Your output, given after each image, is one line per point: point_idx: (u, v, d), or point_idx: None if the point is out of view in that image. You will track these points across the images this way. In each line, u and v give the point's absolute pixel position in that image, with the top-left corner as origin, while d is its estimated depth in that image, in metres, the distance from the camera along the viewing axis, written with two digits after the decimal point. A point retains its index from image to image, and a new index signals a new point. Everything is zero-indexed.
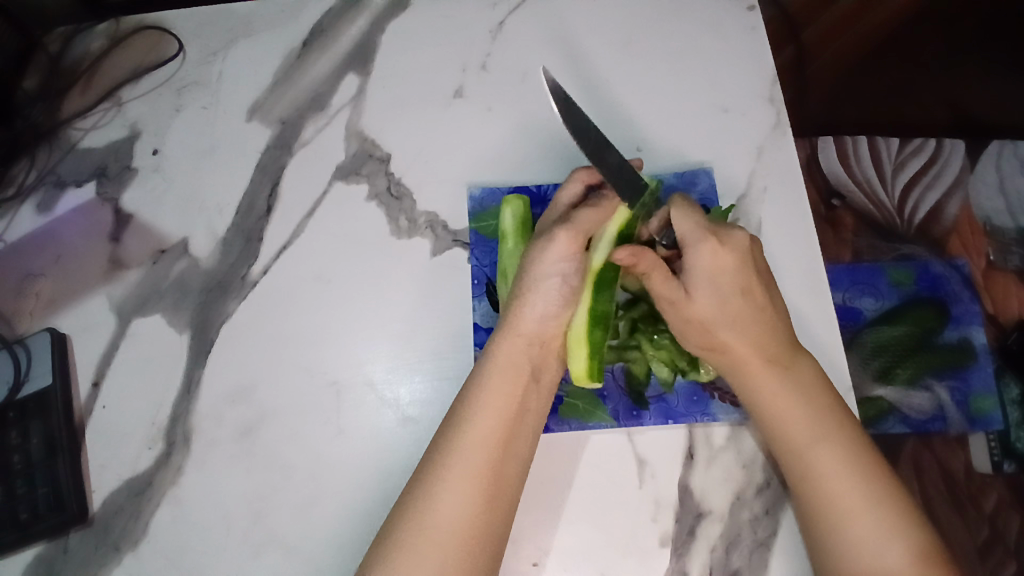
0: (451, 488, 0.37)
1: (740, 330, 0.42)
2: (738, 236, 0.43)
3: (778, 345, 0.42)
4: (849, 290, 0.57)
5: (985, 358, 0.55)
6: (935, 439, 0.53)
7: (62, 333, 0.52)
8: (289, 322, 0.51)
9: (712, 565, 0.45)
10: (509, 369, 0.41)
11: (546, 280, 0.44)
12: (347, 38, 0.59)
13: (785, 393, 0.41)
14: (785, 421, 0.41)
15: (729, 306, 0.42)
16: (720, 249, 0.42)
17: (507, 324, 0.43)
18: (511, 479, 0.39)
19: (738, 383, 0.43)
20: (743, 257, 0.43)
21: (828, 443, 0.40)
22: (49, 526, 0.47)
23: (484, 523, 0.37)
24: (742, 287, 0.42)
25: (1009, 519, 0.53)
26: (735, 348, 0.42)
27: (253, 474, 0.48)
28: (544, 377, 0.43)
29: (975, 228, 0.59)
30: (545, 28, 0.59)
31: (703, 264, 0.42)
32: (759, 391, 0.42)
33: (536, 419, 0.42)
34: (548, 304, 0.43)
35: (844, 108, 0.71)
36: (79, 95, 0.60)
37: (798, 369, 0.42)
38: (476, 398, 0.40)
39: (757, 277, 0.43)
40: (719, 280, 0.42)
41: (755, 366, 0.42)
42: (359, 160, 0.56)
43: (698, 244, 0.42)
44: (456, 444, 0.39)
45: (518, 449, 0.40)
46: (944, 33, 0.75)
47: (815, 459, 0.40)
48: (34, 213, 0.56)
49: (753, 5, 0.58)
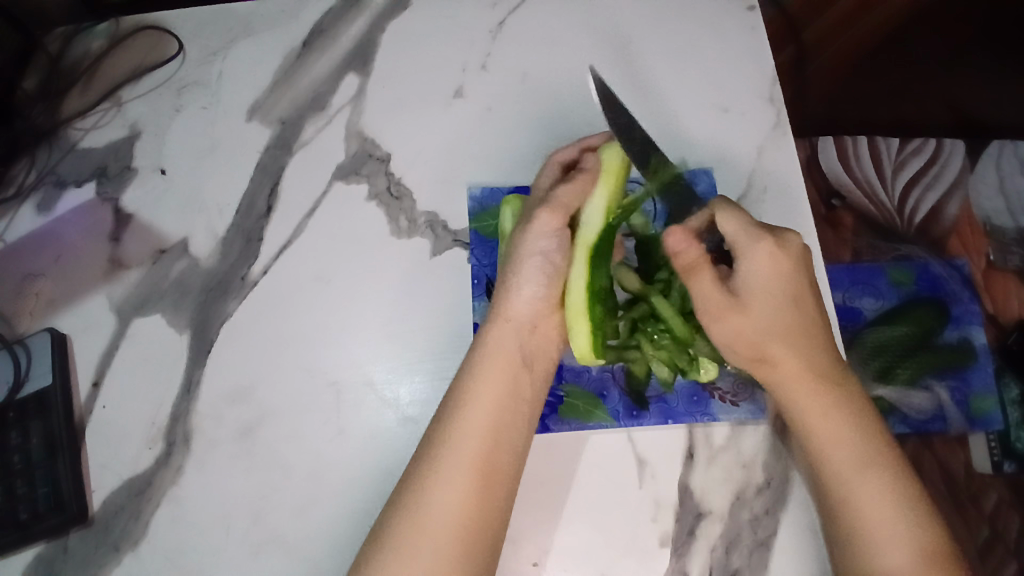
0: (443, 479, 0.37)
1: (789, 344, 0.42)
2: (792, 240, 0.43)
3: (827, 363, 0.42)
4: (849, 290, 0.56)
5: (985, 357, 0.55)
6: (935, 439, 0.53)
7: (62, 333, 0.52)
8: (289, 322, 0.51)
9: (712, 565, 0.45)
10: (499, 355, 0.42)
11: (529, 260, 0.44)
12: (347, 38, 0.59)
13: (831, 411, 0.41)
14: (829, 442, 0.41)
15: (780, 316, 0.42)
16: (778, 253, 0.43)
17: (495, 309, 0.44)
18: (504, 470, 0.39)
19: (782, 399, 0.43)
20: (797, 262, 0.43)
21: (873, 468, 0.40)
22: (48, 526, 0.47)
23: (478, 516, 0.37)
24: (793, 298, 0.43)
25: (1009, 518, 0.54)
26: (785, 362, 0.42)
27: (253, 474, 0.48)
28: (537, 364, 0.43)
29: (975, 228, 0.59)
30: (544, 28, 0.59)
31: (761, 269, 0.43)
32: (804, 409, 0.42)
33: (530, 409, 0.42)
34: (533, 284, 0.44)
35: (843, 108, 0.72)
36: (79, 95, 0.60)
37: (845, 388, 0.42)
38: (468, 389, 0.40)
39: (808, 288, 0.43)
40: (772, 289, 0.42)
41: (802, 384, 0.42)
42: (359, 160, 0.56)
43: (753, 246, 0.43)
44: (448, 436, 0.39)
45: (511, 439, 0.40)
46: (944, 32, 0.75)
47: (859, 480, 0.39)
48: (34, 212, 0.56)
49: (753, 5, 0.58)
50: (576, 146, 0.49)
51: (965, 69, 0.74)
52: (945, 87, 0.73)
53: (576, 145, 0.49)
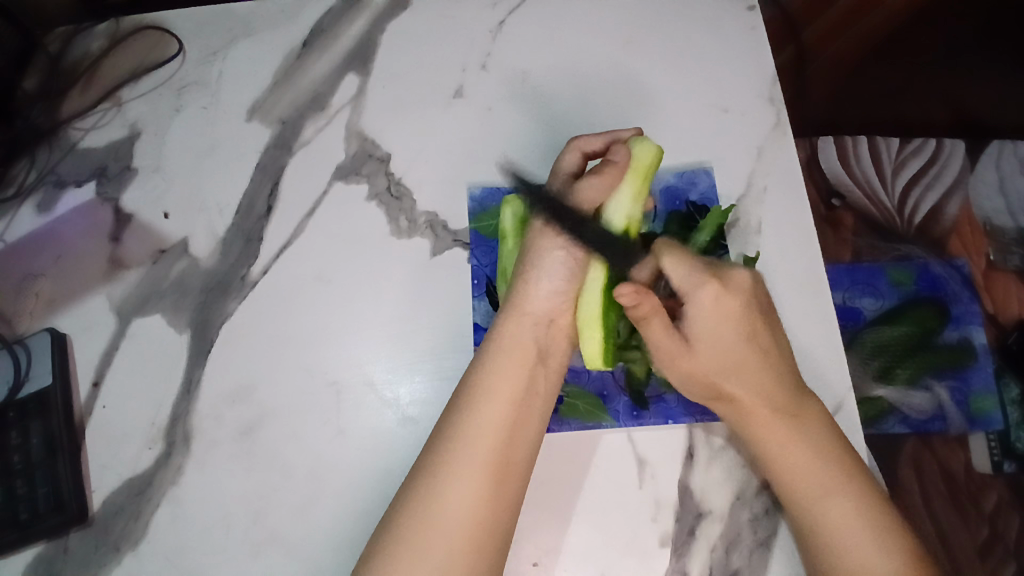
0: (455, 479, 0.37)
1: (743, 381, 0.42)
2: (738, 276, 0.43)
3: (785, 394, 0.42)
4: (849, 290, 0.57)
5: (985, 358, 0.55)
6: (935, 439, 0.53)
7: (62, 333, 0.52)
8: (289, 322, 0.51)
9: (712, 565, 0.45)
10: (515, 351, 0.42)
11: (550, 252, 0.44)
12: (347, 38, 0.59)
13: (792, 440, 0.41)
14: (797, 470, 0.41)
15: (731, 355, 0.42)
16: (722, 295, 0.42)
17: (513, 304, 0.44)
18: (517, 466, 0.39)
19: (744, 429, 0.43)
20: (745, 298, 0.43)
21: (840, 491, 0.40)
22: (49, 526, 0.47)
23: (490, 516, 0.37)
24: (744, 334, 0.42)
25: (1009, 519, 0.53)
26: (741, 398, 0.43)
27: (253, 474, 0.48)
28: (552, 360, 0.43)
29: (975, 228, 0.59)
30: (543, 29, 0.59)
31: (705, 312, 0.42)
32: (769, 440, 0.42)
33: (544, 407, 0.42)
34: (554, 279, 0.44)
35: (843, 108, 0.72)
36: (79, 95, 0.60)
37: (808, 414, 0.42)
38: (480, 386, 0.40)
39: (760, 319, 0.43)
40: (722, 326, 0.42)
41: (763, 417, 0.42)
42: (359, 160, 0.56)
43: (698, 290, 0.42)
44: (460, 435, 0.39)
45: (524, 437, 0.40)
46: (944, 31, 0.75)
47: (827, 505, 0.40)
48: (34, 213, 0.56)
49: (753, 5, 0.58)
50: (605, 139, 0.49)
51: (965, 69, 0.74)
52: (946, 86, 0.73)
53: (603, 138, 0.49)
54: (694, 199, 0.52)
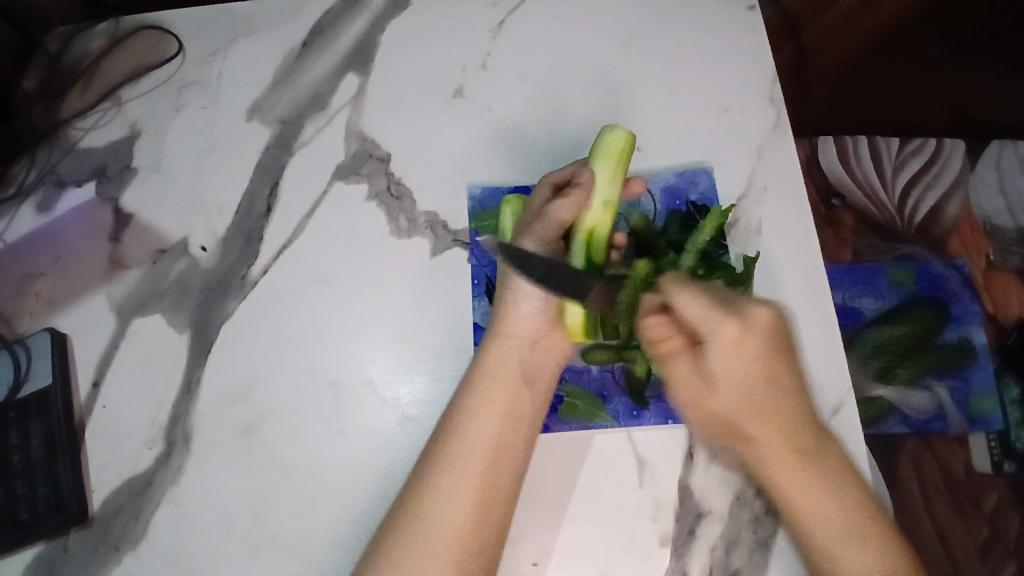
0: (439, 507, 0.39)
1: (763, 420, 0.42)
2: (760, 313, 0.42)
3: (807, 434, 0.41)
4: (849, 290, 0.57)
5: (985, 358, 0.55)
6: (935, 439, 0.53)
7: (62, 333, 0.52)
8: (288, 322, 0.51)
9: (712, 565, 0.45)
10: (501, 375, 0.44)
11: (527, 270, 0.47)
12: (346, 38, 0.59)
13: (809, 480, 0.40)
14: (816, 513, 0.40)
15: (752, 391, 0.42)
16: (744, 334, 0.41)
17: (496, 327, 0.46)
18: (501, 491, 0.41)
19: (764, 472, 0.42)
20: (767, 338, 0.42)
21: (863, 546, 0.38)
22: (49, 526, 0.47)
23: (474, 541, 0.39)
24: (766, 373, 0.42)
25: (1009, 519, 0.53)
26: (760, 435, 0.42)
27: (253, 474, 0.48)
28: (538, 381, 0.45)
29: (975, 228, 0.59)
30: (543, 29, 0.59)
31: (728, 351, 0.42)
32: (788, 484, 0.41)
33: (530, 428, 0.43)
34: (532, 298, 0.46)
35: (844, 107, 0.72)
36: (78, 95, 0.60)
37: (825, 456, 0.41)
38: (467, 411, 0.42)
39: (783, 357, 0.42)
40: (743, 362, 0.42)
41: (782, 456, 0.41)
42: (359, 160, 0.56)
43: (718, 330, 0.41)
44: (447, 461, 0.40)
45: (510, 458, 0.42)
46: (946, 29, 0.75)
47: (846, 560, 0.39)
48: (34, 212, 0.56)
49: (753, 5, 0.58)
50: (570, 166, 0.49)
51: (967, 68, 0.74)
52: (946, 86, 0.73)
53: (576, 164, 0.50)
54: (694, 199, 0.52)
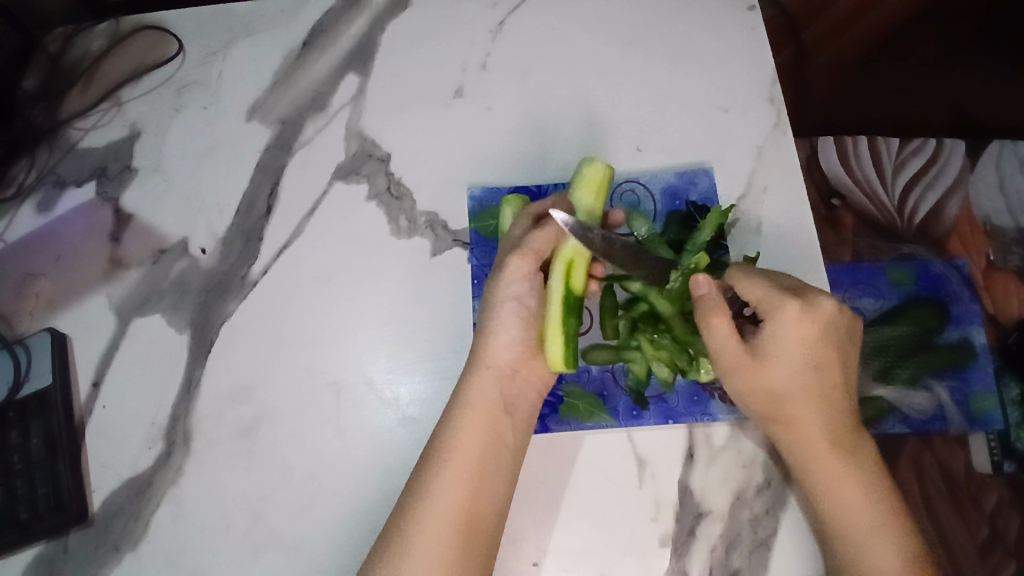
0: (426, 538, 0.40)
1: (806, 407, 0.42)
2: (823, 304, 0.41)
3: (846, 429, 0.42)
4: (849, 290, 0.57)
5: (985, 357, 0.55)
6: (935, 439, 0.53)
7: (62, 333, 0.52)
8: (288, 322, 0.51)
9: (712, 564, 0.45)
10: (480, 407, 0.44)
11: (504, 302, 0.45)
12: (346, 38, 0.59)
13: (841, 472, 0.42)
14: (846, 503, 0.42)
15: (800, 379, 0.42)
16: (804, 319, 0.41)
17: (476, 356, 0.45)
18: (486, 519, 0.42)
19: (797, 457, 0.43)
20: (826, 326, 0.41)
21: (886, 537, 0.41)
22: (49, 526, 0.47)
23: (460, 567, 0.40)
24: (815, 363, 0.42)
25: (1010, 519, 0.53)
26: (801, 420, 0.42)
27: (253, 473, 0.48)
28: (517, 409, 0.45)
29: (975, 228, 0.59)
30: (543, 29, 0.59)
31: (787, 332, 0.41)
32: (823, 471, 0.42)
33: (512, 455, 0.44)
34: (510, 329, 0.45)
35: (844, 107, 0.72)
36: (78, 95, 0.60)
37: (861, 451, 0.42)
38: (449, 441, 0.43)
39: (835, 349, 0.42)
40: (798, 349, 0.41)
41: (820, 447, 0.42)
42: (359, 160, 0.56)
43: (778, 313, 0.41)
44: (433, 490, 0.41)
45: (491, 487, 0.42)
46: (945, 30, 0.75)
47: (869, 550, 0.41)
48: (34, 212, 0.56)
49: (753, 5, 0.58)
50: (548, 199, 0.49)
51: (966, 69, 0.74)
52: (945, 87, 0.73)
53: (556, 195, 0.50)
54: (694, 199, 0.52)
